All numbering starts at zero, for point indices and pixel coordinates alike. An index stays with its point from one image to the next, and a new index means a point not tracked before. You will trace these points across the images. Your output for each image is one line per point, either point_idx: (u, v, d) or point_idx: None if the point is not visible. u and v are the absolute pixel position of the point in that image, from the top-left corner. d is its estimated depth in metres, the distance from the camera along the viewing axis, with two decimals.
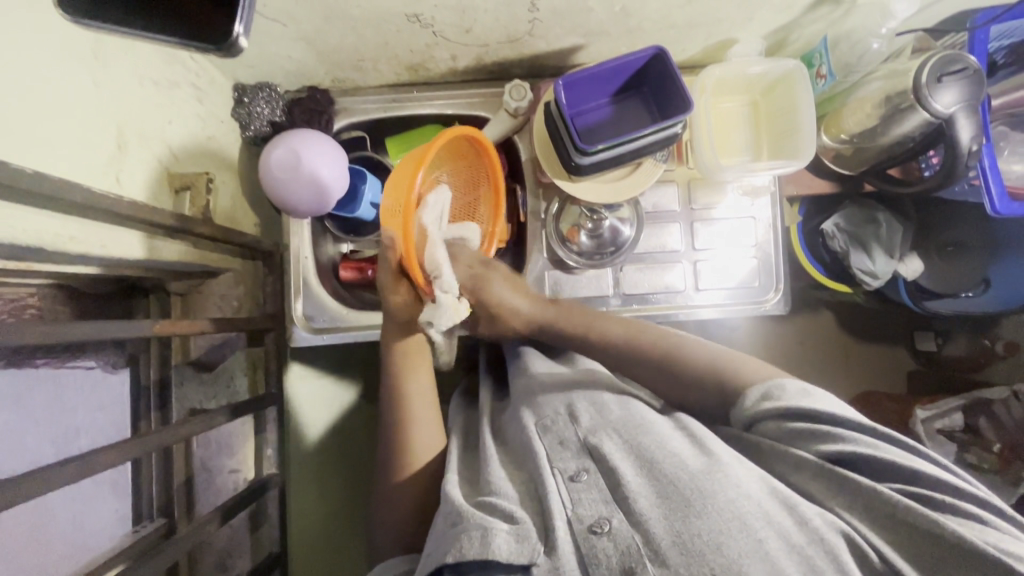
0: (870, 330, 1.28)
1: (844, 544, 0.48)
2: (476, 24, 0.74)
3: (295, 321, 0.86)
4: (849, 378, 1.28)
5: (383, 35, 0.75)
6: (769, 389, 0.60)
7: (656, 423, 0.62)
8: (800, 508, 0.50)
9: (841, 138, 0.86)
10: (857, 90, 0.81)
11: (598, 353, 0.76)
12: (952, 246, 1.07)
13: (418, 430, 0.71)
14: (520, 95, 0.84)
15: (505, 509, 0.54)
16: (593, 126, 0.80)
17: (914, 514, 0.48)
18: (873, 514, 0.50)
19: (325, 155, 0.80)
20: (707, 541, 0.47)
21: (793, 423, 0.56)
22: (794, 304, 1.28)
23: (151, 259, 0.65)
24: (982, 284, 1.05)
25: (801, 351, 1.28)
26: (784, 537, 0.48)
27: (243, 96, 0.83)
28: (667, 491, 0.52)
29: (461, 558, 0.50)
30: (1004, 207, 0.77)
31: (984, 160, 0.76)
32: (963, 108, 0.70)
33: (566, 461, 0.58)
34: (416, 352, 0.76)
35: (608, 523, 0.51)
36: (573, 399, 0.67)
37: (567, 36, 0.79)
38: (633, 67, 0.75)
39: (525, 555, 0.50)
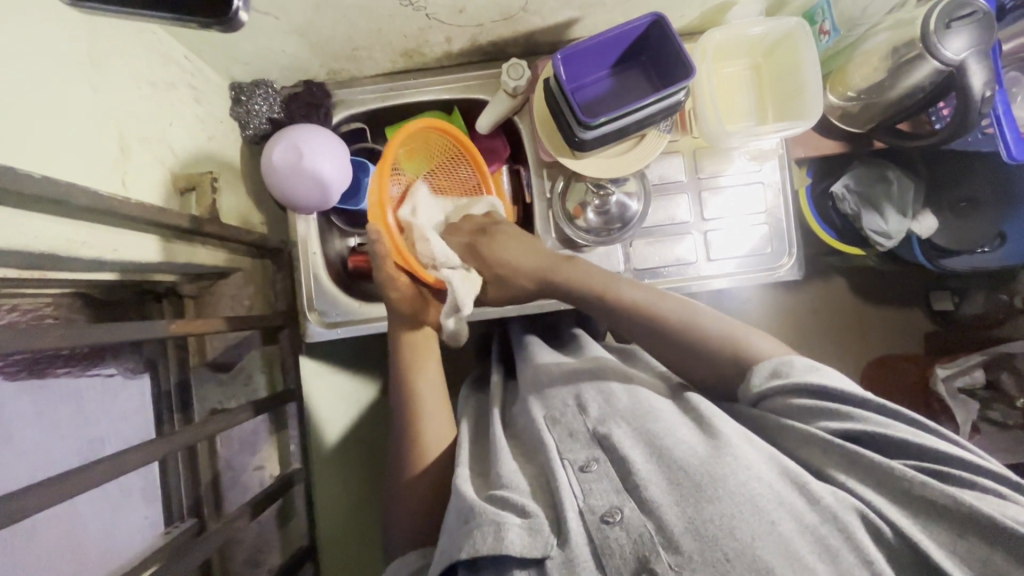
0: (873, 291, 1.29)
1: (857, 521, 0.47)
2: (469, 4, 0.73)
3: (309, 316, 0.86)
4: (863, 343, 1.30)
5: (375, 21, 0.74)
6: (779, 366, 0.59)
7: (664, 409, 0.62)
8: (810, 487, 0.50)
9: (847, 96, 0.84)
10: (864, 43, 0.79)
11: (616, 320, 0.72)
12: (966, 202, 1.09)
13: (430, 420, 0.72)
14: (517, 73, 0.81)
15: (520, 502, 0.53)
16: (594, 100, 0.79)
17: (929, 489, 0.48)
18: (885, 487, 0.49)
19: (319, 144, 0.80)
20: (718, 526, 0.47)
21: (801, 400, 0.55)
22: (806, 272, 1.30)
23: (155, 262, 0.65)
24: (998, 238, 1.07)
25: (816, 318, 1.30)
26: (796, 518, 0.48)
27: (240, 95, 0.83)
28: (678, 477, 0.52)
29: (473, 553, 0.50)
30: (1019, 153, 0.74)
31: (997, 107, 0.74)
32: (975, 53, 0.67)
33: (576, 451, 0.58)
34: (423, 347, 0.78)
35: (620, 512, 0.51)
36: (581, 387, 0.67)
37: (561, 10, 0.77)
38: (631, 37, 0.74)
39: (538, 548, 0.50)
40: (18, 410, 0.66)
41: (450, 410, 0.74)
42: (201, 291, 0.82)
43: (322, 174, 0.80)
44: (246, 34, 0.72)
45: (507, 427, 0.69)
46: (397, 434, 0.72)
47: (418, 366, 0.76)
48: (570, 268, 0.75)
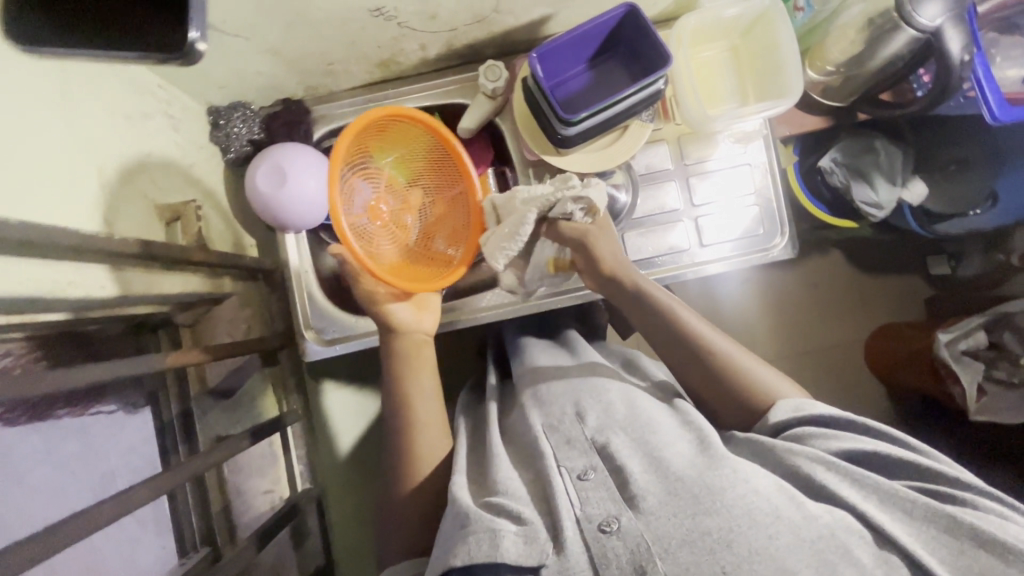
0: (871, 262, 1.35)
1: (854, 537, 0.48)
2: (440, 9, 0.72)
3: (306, 335, 0.86)
4: (863, 314, 1.35)
5: (347, 35, 0.74)
6: (799, 402, 0.62)
7: (660, 423, 0.63)
8: (806, 505, 0.50)
9: (827, 70, 0.83)
10: (839, 15, 0.78)
11: (660, 335, 0.73)
12: (955, 164, 1.11)
13: (424, 434, 0.71)
14: (495, 75, 0.82)
15: (513, 509, 0.53)
16: (573, 96, 0.78)
17: (932, 509, 0.50)
18: (889, 507, 0.51)
19: (306, 158, 0.82)
20: (716, 539, 0.48)
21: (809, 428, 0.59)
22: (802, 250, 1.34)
23: (104, 297, 0.59)
24: (990, 199, 1.06)
25: (814, 293, 1.35)
26: (794, 531, 0.48)
27: (218, 119, 0.82)
28: (675, 488, 0.52)
29: (469, 560, 0.50)
30: (1003, 113, 0.71)
31: (978, 71, 0.71)
32: (950, 19, 0.66)
33: (574, 459, 0.58)
34: (415, 357, 0.78)
35: (616, 521, 0.51)
36: (579, 398, 0.66)
37: (534, 7, 0.76)
38: (605, 30, 0.73)
39: (534, 556, 0.50)
40: (34, 450, 0.61)
41: (445, 424, 0.73)
42: (196, 319, 0.80)
43: (299, 191, 0.80)
44: (218, 57, 0.72)
45: (506, 430, 0.69)
46: (392, 442, 0.72)
47: (411, 377, 0.75)
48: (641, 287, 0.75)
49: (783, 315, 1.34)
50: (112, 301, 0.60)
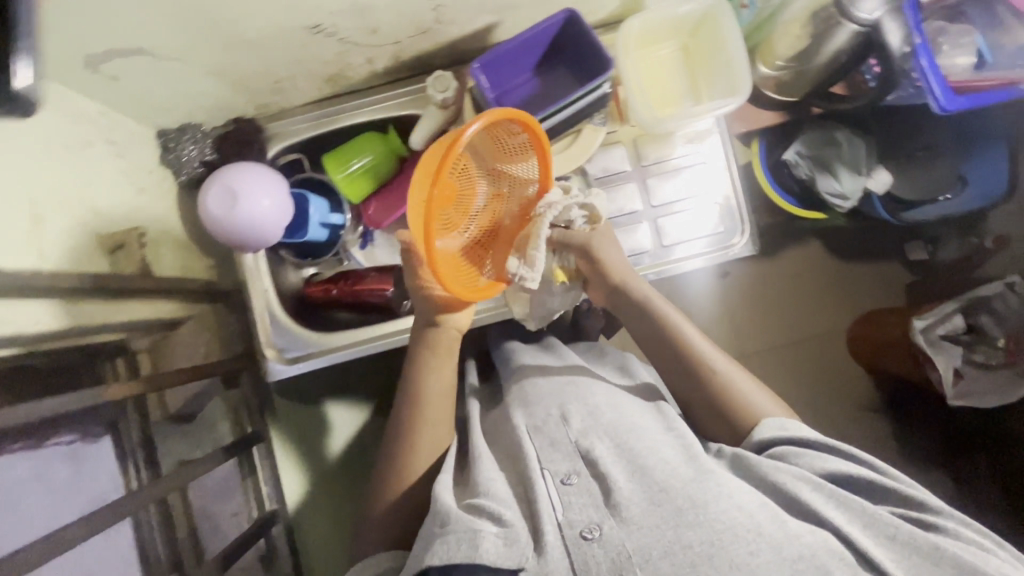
0: (849, 251, 1.34)
1: (834, 553, 0.49)
2: (380, 23, 0.72)
3: (267, 354, 0.87)
4: (844, 302, 1.35)
5: (289, 54, 0.73)
6: (786, 422, 0.62)
7: (646, 427, 0.63)
8: (789, 523, 0.51)
9: (777, 66, 0.83)
10: (783, 12, 0.77)
11: (657, 352, 0.72)
12: (923, 150, 1.14)
13: (426, 427, 0.70)
14: (443, 86, 0.81)
15: (493, 510, 0.55)
16: (522, 104, 0.79)
17: (916, 537, 0.50)
18: (873, 531, 0.51)
19: (265, 177, 0.81)
20: (698, 553, 0.49)
21: (792, 450, 0.59)
22: (781, 242, 1.34)
23: (33, 333, 0.59)
24: (960, 182, 1.12)
25: (797, 284, 1.35)
26: (774, 549, 0.49)
27: (168, 142, 0.82)
28: (659, 499, 0.53)
29: (447, 560, 0.52)
30: (950, 104, 0.71)
31: (922, 62, 0.69)
32: (887, 11, 0.67)
33: (558, 462, 0.59)
34: (442, 349, 0.75)
35: (598, 528, 0.53)
36: (564, 400, 0.66)
37: (477, 16, 0.76)
38: (549, 36, 0.73)
39: (513, 558, 0.52)
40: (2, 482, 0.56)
41: (451, 420, 0.73)
42: (155, 342, 0.78)
43: (253, 207, 0.79)
44: (159, 80, 0.71)
45: (488, 426, 0.71)
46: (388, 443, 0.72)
47: (417, 379, 0.73)
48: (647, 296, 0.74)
49: (763, 307, 1.34)
50: (57, 333, 0.63)
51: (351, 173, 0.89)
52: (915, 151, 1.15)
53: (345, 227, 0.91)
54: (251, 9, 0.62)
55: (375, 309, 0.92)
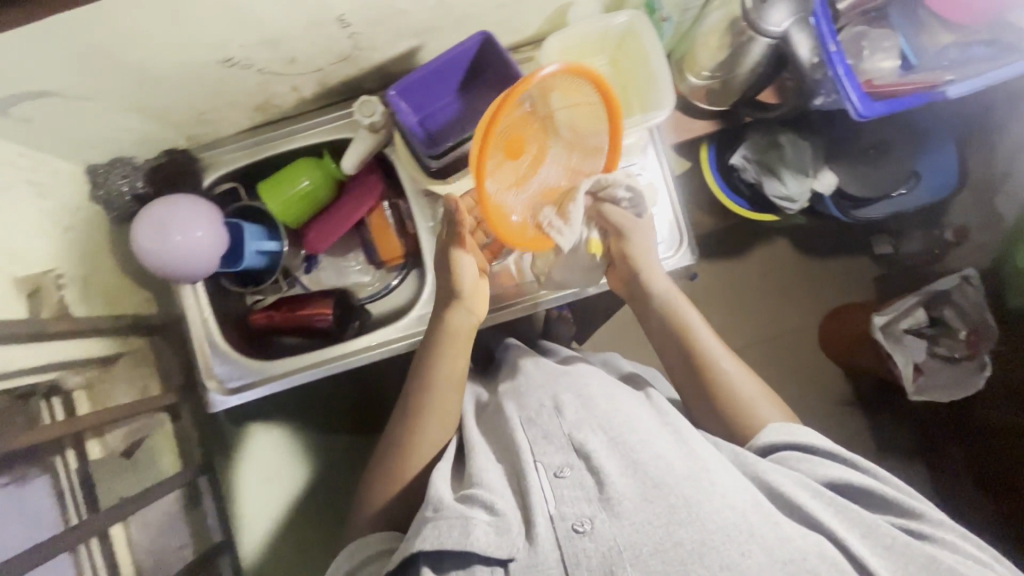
0: (816, 246, 1.36)
1: (829, 557, 0.52)
2: (296, 53, 0.72)
3: (209, 385, 0.86)
4: (812, 299, 1.36)
5: (208, 86, 0.73)
6: (789, 426, 0.65)
7: (645, 423, 0.66)
8: (782, 525, 0.53)
9: (704, 75, 0.82)
10: (703, 22, 0.77)
11: (671, 348, 0.76)
12: (875, 148, 1.13)
13: (428, 417, 0.73)
14: (369, 109, 0.80)
15: (486, 500, 0.59)
16: (447, 126, 0.79)
17: (912, 547, 0.54)
18: (868, 539, 0.55)
19: (192, 199, 0.82)
20: (689, 551, 0.52)
21: (799, 456, 0.63)
22: (747, 242, 1.36)
23: None
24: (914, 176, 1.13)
25: (766, 282, 1.36)
26: (766, 551, 0.51)
27: (97, 178, 0.81)
28: (653, 496, 0.56)
29: (439, 545, 0.55)
30: (867, 110, 0.71)
31: (837, 69, 0.71)
32: (795, 21, 0.69)
33: (551, 455, 0.62)
34: (462, 331, 0.75)
35: (591, 522, 0.55)
36: (557, 391, 0.71)
37: (397, 40, 0.76)
38: (466, 59, 0.73)
39: (504, 548, 0.55)
40: None
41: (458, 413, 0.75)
42: (88, 380, 0.76)
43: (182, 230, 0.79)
44: (78, 120, 0.71)
45: (483, 417, 0.75)
46: (390, 437, 0.75)
47: (429, 363, 0.74)
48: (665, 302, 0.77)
49: (734, 308, 1.35)
50: None
51: (286, 200, 0.89)
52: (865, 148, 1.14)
53: (282, 253, 0.91)
54: (158, 47, 0.62)
55: (319, 334, 0.92)
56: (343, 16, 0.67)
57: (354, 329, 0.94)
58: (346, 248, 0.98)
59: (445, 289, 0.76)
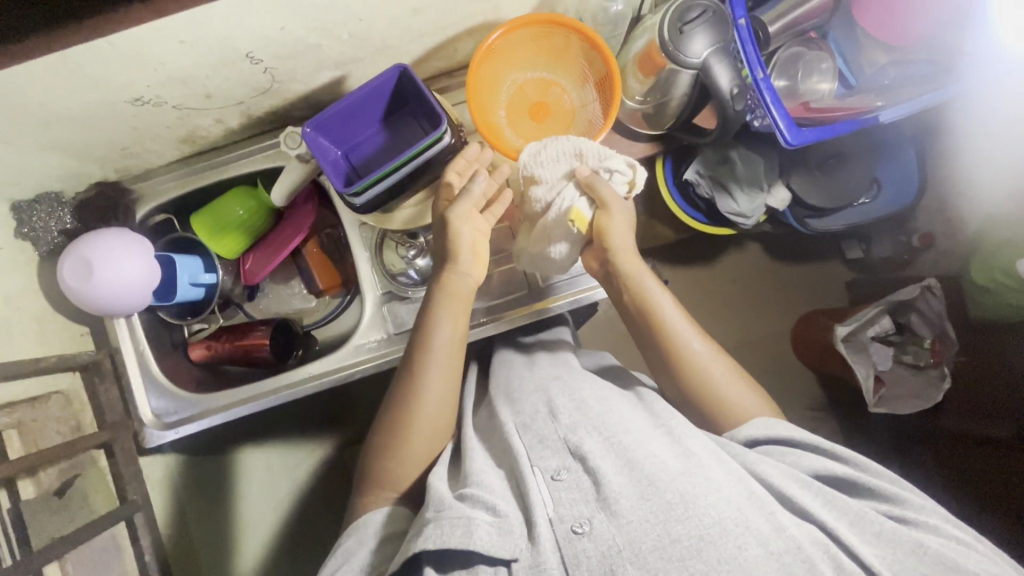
0: (788, 250, 1.35)
1: (819, 552, 0.52)
2: (211, 89, 0.70)
3: (145, 420, 0.86)
4: (782, 305, 1.35)
5: (125, 123, 0.72)
6: (773, 422, 0.66)
7: (637, 422, 0.66)
8: (777, 515, 0.54)
9: (637, 100, 0.82)
10: (635, 44, 0.77)
11: (644, 338, 0.75)
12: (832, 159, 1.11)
13: (423, 413, 0.72)
14: (295, 142, 0.78)
15: (487, 500, 0.59)
16: (371, 159, 0.77)
17: (900, 533, 0.54)
18: (857, 528, 0.55)
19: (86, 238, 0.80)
20: (688, 547, 0.52)
21: (782, 449, 0.63)
22: (714, 249, 1.35)
23: None
24: (876, 185, 1.12)
25: (736, 288, 1.35)
26: (761, 543, 0.52)
27: (22, 216, 0.80)
28: (648, 493, 0.56)
29: (443, 544, 0.55)
30: (795, 138, 0.70)
31: (765, 95, 0.70)
32: (715, 51, 0.67)
33: (547, 459, 0.63)
34: (452, 300, 0.74)
35: (589, 523, 0.55)
36: (551, 395, 0.71)
37: (319, 71, 0.75)
38: (386, 91, 0.72)
39: (508, 548, 0.55)
40: None
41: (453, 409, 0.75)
42: (20, 419, 0.75)
43: (105, 252, 0.78)
44: None
45: (478, 424, 0.76)
46: (381, 434, 0.73)
47: (428, 324, 0.73)
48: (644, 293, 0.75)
49: (704, 315, 1.34)
50: None
51: (220, 231, 0.88)
52: (824, 159, 1.12)
53: (219, 284, 0.90)
54: (56, 92, 0.61)
55: (260, 364, 0.91)
56: (251, 54, 0.65)
57: (295, 359, 0.94)
58: (288, 274, 0.97)
59: (442, 251, 0.75)
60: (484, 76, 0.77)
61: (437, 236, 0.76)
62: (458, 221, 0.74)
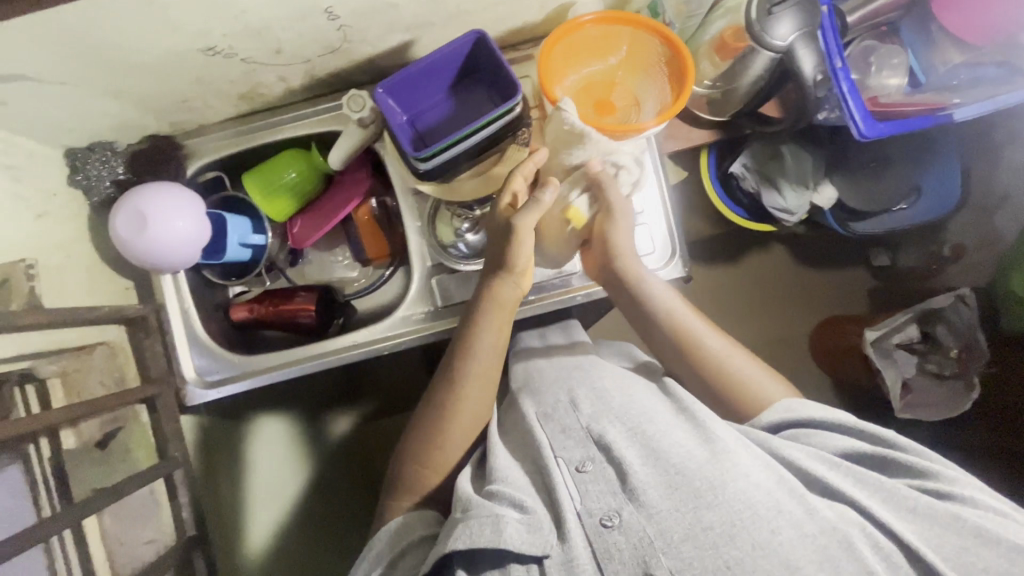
0: (813, 255, 1.32)
1: (855, 531, 0.51)
2: (283, 44, 0.69)
3: (188, 378, 0.86)
4: (810, 306, 1.33)
5: (193, 73, 0.71)
6: (791, 403, 0.65)
7: (657, 411, 0.65)
8: (808, 499, 0.53)
9: (705, 85, 0.81)
10: (707, 29, 0.77)
11: (650, 338, 0.76)
12: (878, 162, 1.10)
13: (460, 416, 0.71)
14: (359, 105, 0.77)
15: (512, 499, 0.58)
16: (435, 126, 0.77)
17: (933, 507, 0.52)
18: (891, 506, 0.54)
19: (130, 193, 0.78)
20: (719, 534, 0.51)
21: (809, 435, 0.61)
22: (742, 246, 1.31)
23: None
24: (914, 193, 1.10)
25: (767, 288, 1.33)
26: (796, 527, 0.51)
27: (76, 163, 0.79)
28: (676, 482, 0.55)
29: (473, 544, 0.54)
30: (869, 130, 0.70)
31: (843, 85, 0.70)
32: (801, 36, 0.67)
33: (571, 450, 0.62)
34: (499, 313, 0.74)
35: (618, 515, 0.54)
36: (571, 386, 0.71)
37: (390, 34, 0.74)
38: (458, 57, 0.71)
39: (538, 545, 0.54)
40: None
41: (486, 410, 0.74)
42: (65, 368, 0.75)
43: (154, 203, 0.77)
44: (55, 103, 0.68)
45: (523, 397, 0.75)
46: (413, 443, 0.73)
47: (470, 336, 0.73)
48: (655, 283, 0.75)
49: (734, 313, 1.33)
50: None
51: (272, 193, 0.87)
52: (868, 161, 1.10)
53: (267, 247, 0.89)
54: (136, 35, 0.60)
55: (301, 330, 0.90)
56: (330, 8, 0.64)
57: (335, 327, 0.93)
58: (333, 243, 0.96)
59: (496, 258, 0.73)
60: (583, 37, 0.72)
61: (495, 243, 0.73)
62: (524, 231, 0.70)
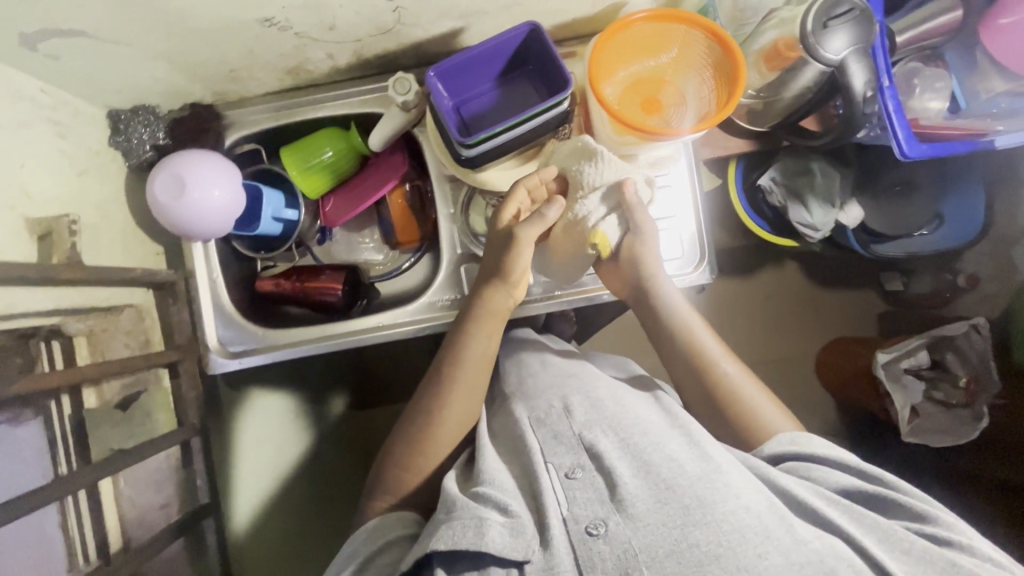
0: (828, 274, 1.32)
1: (842, 563, 0.50)
2: (337, 21, 0.70)
3: (210, 347, 0.86)
4: (820, 327, 1.33)
5: (245, 43, 0.71)
6: (796, 436, 0.64)
7: (652, 424, 0.66)
8: (797, 529, 0.53)
9: (749, 95, 0.82)
10: (755, 40, 0.77)
11: (669, 354, 0.76)
12: (901, 185, 1.12)
13: (448, 416, 0.72)
14: (404, 88, 0.77)
15: (499, 502, 0.58)
16: (480, 114, 0.78)
17: (929, 551, 0.51)
18: (887, 547, 0.53)
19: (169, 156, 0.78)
20: (705, 553, 0.50)
21: (808, 468, 0.61)
22: (758, 260, 1.32)
23: None
24: (936, 220, 1.11)
25: (778, 304, 1.33)
26: (783, 553, 0.50)
27: (118, 124, 0.80)
28: (666, 497, 0.55)
29: (453, 544, 0.54)
30: (911, 151, 0.73)
31: (889, 104, 0.73)
32: (854, 52, 0.68)
33: (562, 456, 0.62)
34: (489, 321, 0.76)
35: (604, 525, 0.54)
36: (567, 393, 0.71)
37: (442, 20, 0.74)
38: (512, 47, 0.72)
39: (520, 549, 0.54)
40: None
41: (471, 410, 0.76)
42: (92, 328, 0.75)
43: (194, 166, 0.77)
44: (107, 63, 0.69)
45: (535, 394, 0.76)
46: (407, 438, 0.73)
47: (459, 343, 0.75)
48: (678, 321, 0.76)
49: (743, 327, 1.33)
50: None
51: (307, 169, 0.88)
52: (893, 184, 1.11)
53: (299, 223, 0.90)
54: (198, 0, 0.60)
55: (324, 308, 0.91)
56: None
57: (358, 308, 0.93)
58: (362, 224, 0.97)
59: (496, 266, 0.75)
60: (633, 36, 0.72)
61: (495, 250, 0.76)
62: (525, 241, 0.73)
